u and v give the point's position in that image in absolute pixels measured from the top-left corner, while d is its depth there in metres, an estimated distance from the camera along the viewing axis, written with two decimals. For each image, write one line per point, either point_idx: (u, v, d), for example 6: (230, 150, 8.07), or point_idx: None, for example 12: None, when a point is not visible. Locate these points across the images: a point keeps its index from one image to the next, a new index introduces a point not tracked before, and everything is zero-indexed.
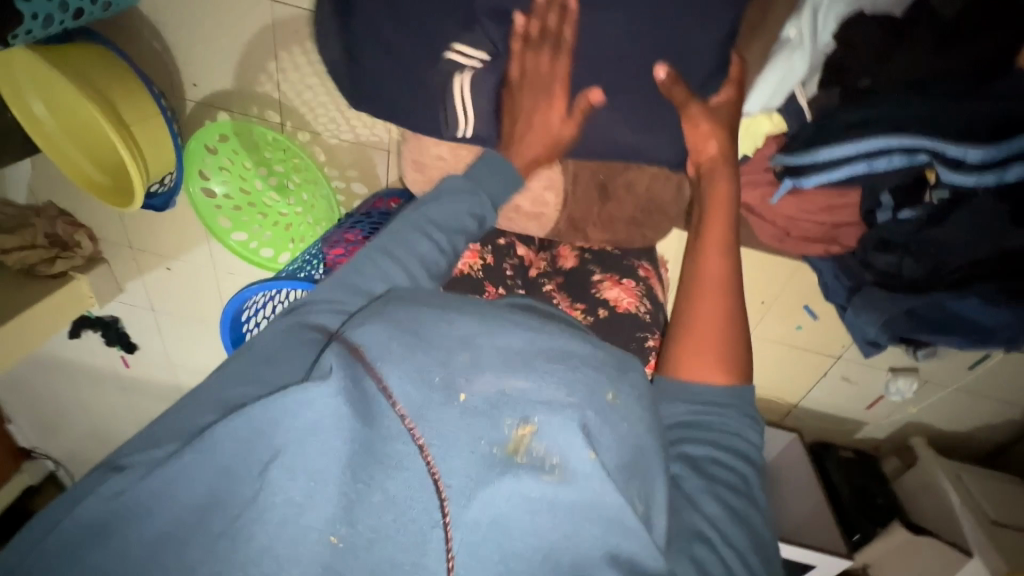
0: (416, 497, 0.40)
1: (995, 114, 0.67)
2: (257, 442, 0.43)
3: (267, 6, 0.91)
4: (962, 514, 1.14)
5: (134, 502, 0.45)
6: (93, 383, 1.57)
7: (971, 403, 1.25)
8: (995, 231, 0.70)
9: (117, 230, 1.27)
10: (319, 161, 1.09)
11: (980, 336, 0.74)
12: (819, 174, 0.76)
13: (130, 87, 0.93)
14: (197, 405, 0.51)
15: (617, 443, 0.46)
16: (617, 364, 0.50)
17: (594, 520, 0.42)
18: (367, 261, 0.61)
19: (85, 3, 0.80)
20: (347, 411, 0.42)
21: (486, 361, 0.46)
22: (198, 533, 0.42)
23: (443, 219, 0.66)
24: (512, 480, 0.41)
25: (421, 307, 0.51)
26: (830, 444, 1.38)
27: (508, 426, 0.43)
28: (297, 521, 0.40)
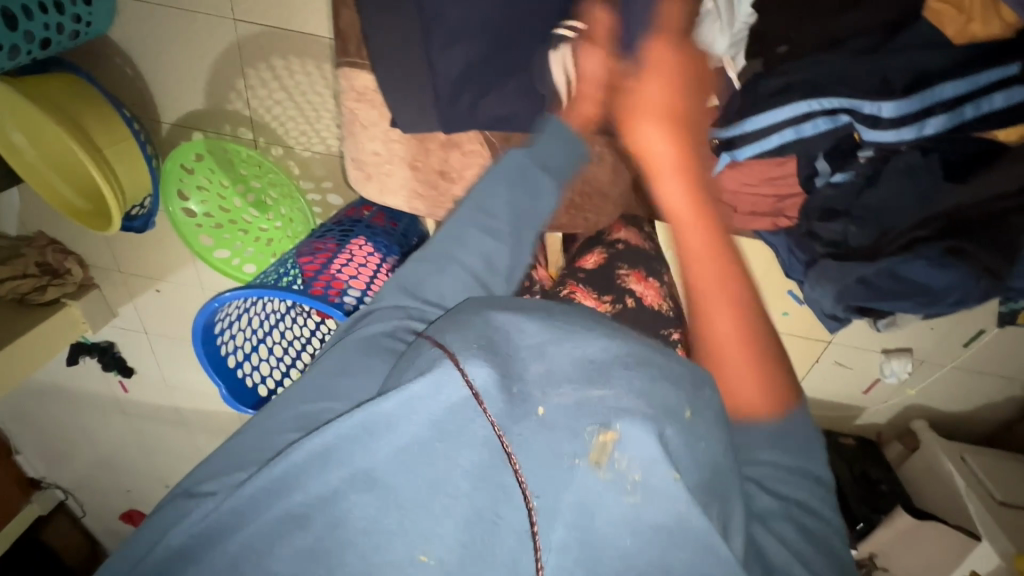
0: (506, 511, 0.37)
1: (910, 66, 0.66)
2: (344, 459, 0.39)
3: (231, 25, 0.94)
4: (969, 495, 1.10)
5: (210, 523, 0.43)
6: (96, 408, 1.59)
7: (972, 381, 1.22)
8: (931, 189, 0.70)
9: (107, 255, 1.29)
10: (294, 174, 1.11)
11: (927, 299, 0.72)
12: (748, 146, 0.74)
13: (103, 113, 0.96)
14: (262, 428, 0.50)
15: (698, 462, 0.39)
16: (692, 376, 0.43)
17: (690, 542, 0.37)
18: (432, 267, 0.56)
19: (51, 32, 0.82)
20: (442, 424, 0.38)
21: (563, 370, 0.40)
22: (274, 551, 0.40)
23: (495, 205, 0.57)
24: (593, 495, 0.37)
25: (490, 307, 0.46)
26: (833, 433, 1.34)
27: (590, 433, 0.37)
28: (387, 541, 0.38)
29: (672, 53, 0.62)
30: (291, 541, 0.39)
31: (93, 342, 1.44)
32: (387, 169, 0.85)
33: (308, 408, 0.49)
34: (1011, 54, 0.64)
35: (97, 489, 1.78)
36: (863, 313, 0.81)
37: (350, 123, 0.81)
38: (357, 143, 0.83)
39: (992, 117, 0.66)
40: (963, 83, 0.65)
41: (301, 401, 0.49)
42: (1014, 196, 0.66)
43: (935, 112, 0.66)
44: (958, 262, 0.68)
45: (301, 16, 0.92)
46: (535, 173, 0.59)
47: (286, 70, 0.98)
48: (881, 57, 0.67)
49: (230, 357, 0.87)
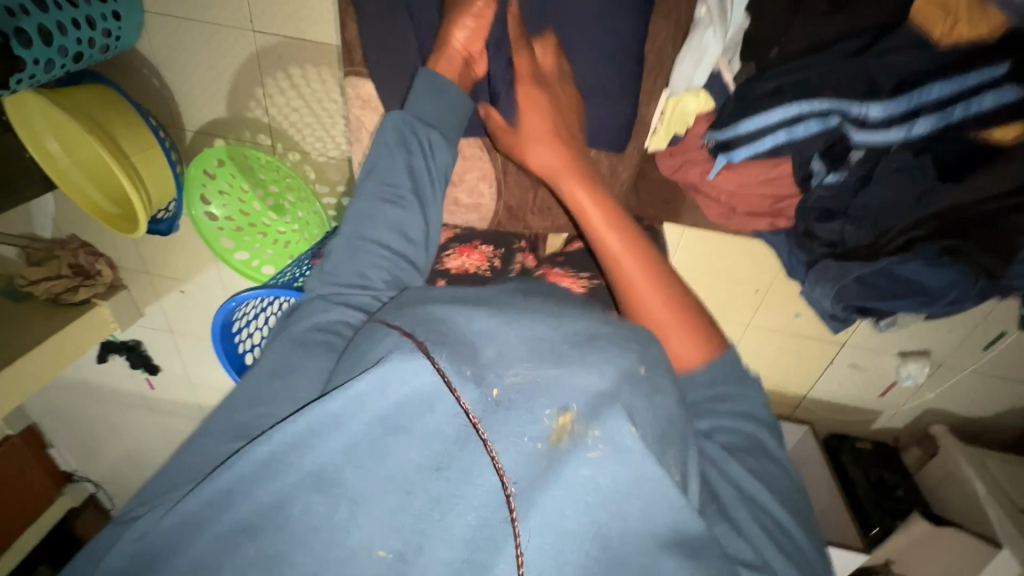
0: (465, 497, 0.36)
1: (897, 70, 0.65)
2: (299, 454, 0.39)
3: (250, 36, 0.98)
4: (988, 501, 1.08)
5: (170, 529, 0.41)
6: (123, 404, 1.65)
7: (993, 385, 1.19)
8: (925, 190, 0.69)
9: (134, 257, 1.35)
10: (310, 179, 1.15)
11: (926, 299, 0.74)
12: (747, 148, 0.74)
13: (131, 121, 1.01)
14: (219, 432, 0.49)
15: (656, 417, 0.42)
16: (639, 338, 0.47)
17: (647, 495, 0.38)
18: (347, 251, 0.59)
19: (83, 46, 0.87)
20: (395, 414, 0.38)
21: (511, 341, 0.42)
22: (241, 549, 0.38)
23: (395, 175, 0.61)
24: (557, 471, 0.37)
25: (438, 295, 0.48)
26: (847, 436, 1.32)
27: (546, 416, 0.38)
28: (342, 537, 0.37)
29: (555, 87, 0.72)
30: (258, 543, 0.38)
31: (121, 340, 1.50)
32: None
33: (257, 411, 0.49)
34: (1000, 52, 0.62)
35: (126, 483, 1.85)
36: (864, 313, 0.83)
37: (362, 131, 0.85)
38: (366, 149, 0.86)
39: (979, 117, 0.64)
40: (949, 85, 0.64)
41: (245, 409, 0.50)
42: (1008, 197, 0.63)
43: (924, 113, 0.65)
44: (953, 262, 0.70)
45: (316, 26, 0.95)
46: (421, 130, 0.64)
47: (302, 78, 1.01)
48: (873, 58, 0.66)
49: (246, 355, 0.91)
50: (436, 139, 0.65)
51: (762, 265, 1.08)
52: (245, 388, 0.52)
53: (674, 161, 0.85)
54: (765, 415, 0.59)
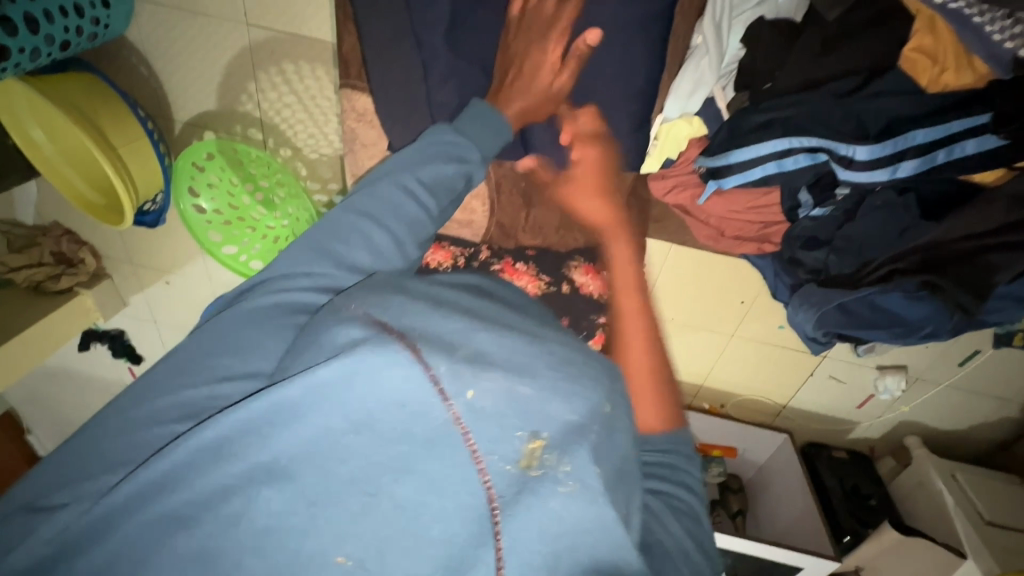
0: (432, 502, 0.35)
1: (885, 112, 0.66)
2: (232, 456, 0.37)
3: (244, 29, 0.96)
4: (957, 513, 1.11)
5: (99, 514, 0.38)
6: (103, 393, 1.63)
7: (966, 400, 1.22)
8: (908, 226, 0.71)
9: (118, 247, 1.32)
10: (301, 176, 1.14)
11: (903, 329, 0.74)
12: (734, 176, 0.75)
13: (116, 109, 0.99)
14: (150, 415, 0.44)
15: (616, 454, 0.41)
16: (610, 373, 0.45)
17: (597, 535, 0.37)
18: (347, 225, 0.52)
19: (71, 35, 0.85)
20: (361, 416, 0.36)
21: (495, 362, 0.38)
22: (175, 540, 0.36)
23: (432, 175, 0.56)
24: (530, 498, 0.35)
25: (402, 289, 0.44)
26: (824, 445, 1.36)
27: (518, 439, 0.36)
28: (300, 537, 0.35)
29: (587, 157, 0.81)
30: (196, 532, 0.36)
31: (103, 329, 1.48)
32: None
33: (210, 390, 0.44)
34: (982, 103, 0.64)
35: None
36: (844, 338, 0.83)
37: (356, 144, 0.85)
38: (364, 158, 0.88)
39: (964, 160, 0.66)
40: (935, 131, 0.65)
41: (177, 388, 0.45)
42: (982, 237, 0.66)
43: (909, 155, 0.66)
44: (932, 296, 0.70)
45: (310, 21, 0.94)
46: (466, 148, 0.59)
47: (295, 73, 1.00)
48: (861, 100, 0.66)
49: None
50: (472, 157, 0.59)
51: (747, 278, 1.10)
52: (176, 357, 0.47)
53: (666, 183, 0.87)
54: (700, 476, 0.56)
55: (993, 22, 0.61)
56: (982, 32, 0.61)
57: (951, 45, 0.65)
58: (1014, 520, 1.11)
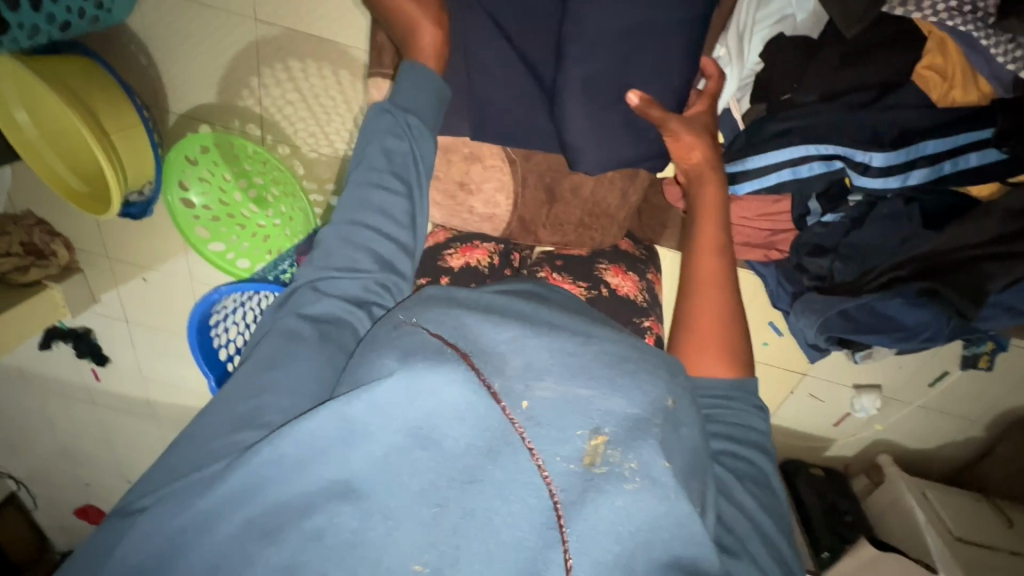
0: (498, 509, 0.35)
1: (901, 123, 0.71)
2: (300, 467, 0.38)
3: (252, 25, 0.96)
4: (930, 529, 1.15)
5: (177, 526, 0.40)
6: (61, 396, 1.53)
7: (935, 419, 1.28)
8: (909, 235, 0.75)
9: (94, 239, 1.26)
10: (298, 174, 1.13)
11: (902, 335, 0.80)
12: (753, 180, 0.78)
13: (113, 95, 0.96)
14: (215, 424, 0.45)
15: (682, 447, 0.41)
16: (668, 365, 0.45)
17: (673, 530, 0.37)
18: (335, 237, 0.54)
19: (73, 16, 0.83)
20: (428, 429, 0.36)
21: (548, 365, 0.39)
22: (263, 553, 0.36)
23: (390, 157, 0.56)
24: (597, 496, 0.35)
25: (449, 300, 0.44)
26: (802, 462, 1.39)
27: (580, 438, 0.37)
28: (378, 547, 0.35)
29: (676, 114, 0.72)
30: (281, 541, 0.36)
31: (68, 326, 1.39)
32: None
33: (258, 398, 0.46)
34: (984, 120, 0.69)
35: (52, 483, 1.69)
36: (846, 346, 0.88)
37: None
38: None
39: (966, 172, 0.71)
40: (944, 141, 0.70)
41: (241, 398, 0.46)
42: (977, 248, 0.70)
43: (919, 165, 0.71)
44: (931, 301, 0.75)
45: (320, 20, 0.94)
46: (407, 116, 0.57)
47: (301, 72, 1.00)
48: (877, 111, 0.71)
49: (223, 351, 0.89)
50: (415, 123, 0.57)
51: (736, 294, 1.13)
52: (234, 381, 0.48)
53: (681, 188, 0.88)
54: (768, 442, 0.57)
55: (998, 46, 0.65)
56: (987, 55, 0.66)
57: (959, 65, 0.69)
58: (981, 536, 1.15)
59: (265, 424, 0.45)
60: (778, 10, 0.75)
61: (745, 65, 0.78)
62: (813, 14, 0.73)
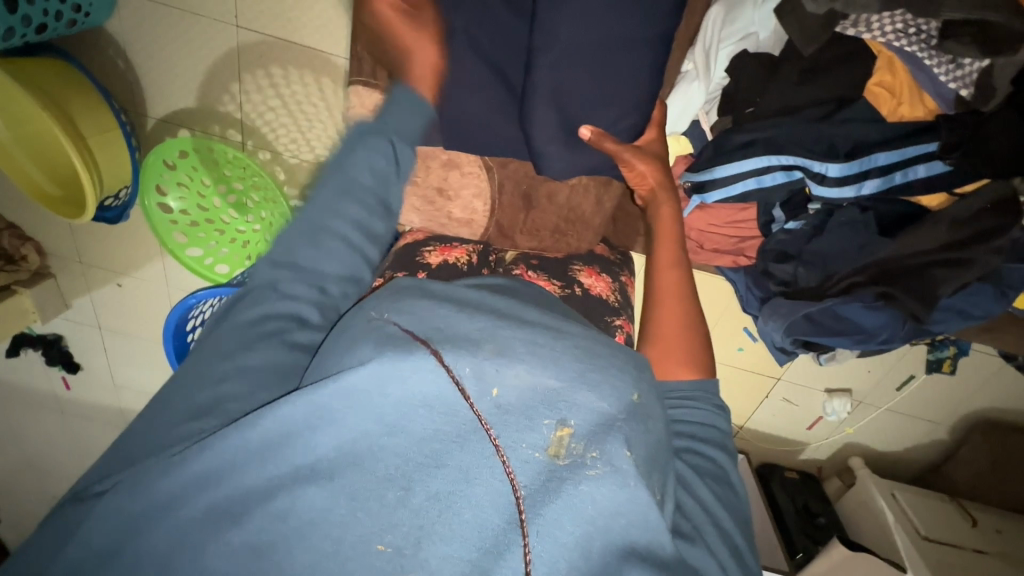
0: (461, 491, 0.36)
1: (853, 136, 0.73)
2: (272, 450, 0.39)
3: (233, 31, 0.96)
4: (898, 529, 1.18)
5: (142, 509, 0.40)
6: (28, 406, 1.48)
7: (903, 422, 1.32)
8: (867, 241, 0.79)
9: (66, 243, 1.24)
10: (279, 180, 1.13)
11: (863, 336, 0.82)
12: (718, 190, 0.81)
13: (90, 99, 0.96)
14: (174, 411, 0.46)
15: (646, 439, 0.43)
16: (636, 362, 0.46)
17: (631, 517, 0.39)
18: (299, 238, 0.54)
19: (48, 18, 0.83)
20: (395, 417, 0.38)
21: (519, 356, 0.40)
22: (226, 534, 0.37)
23: (364, 173, 0.56)
24: (559, 486, 0.37)
25: (423, 292, 0.46)
26: (777, 466, 1.43)
27: (546, 427, 0.38)
28: (340, 528, 0.36)
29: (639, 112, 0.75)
30: (244, 524, 0.37)
31: (38, 333, 1.36)
32: None
33: (217, 389, 0.46)
34: (931, 132, 0.72)
35: (17, 496, 1.63)
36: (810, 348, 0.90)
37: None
38: None
39: (916, 183, 0.75)
40: (894, 154, 0.73)
41: (208, 386, 0.46)
42: (932, 253, 0.74)
43: (872, 175, 0.75)
44: (888, 305, 0.78)
45: (302, 27, 0.95)
46: (396, 143, 0.58)
47: (282, 78, 1.00)
48: (832, 125, 0.74)
49: None
50: (401, 150, 0.59)
51: (712, 300, 1.16)
52: (190, 371, 0.49)
53: None
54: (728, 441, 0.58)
55: (940, 66, 0.69)
56: (930, 74, 0.70)
57: (906, 82, 0.73)
58: (947, 535, 1.18)
59: (224, 412, 0.45)
60: (742, 28, 0.77)
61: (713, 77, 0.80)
62: (775, 33, 0.76)
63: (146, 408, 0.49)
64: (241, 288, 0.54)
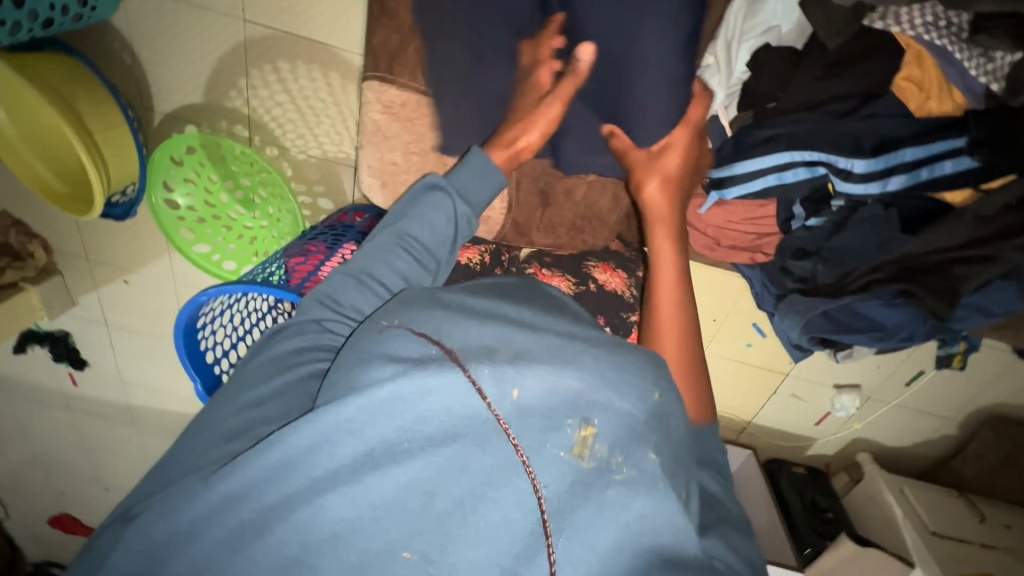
0: (487, 497, 0.36)
1: (878, 131, 0.73)
2: (298, 462, 0.40)
3: (240, 25, 0.95)
4: (906, 525, 1.18)
5: (184, 524, 0.42)
6: (35, 402, 1.48)
7: (912, 418, 1.32)
8: (887, 238, 0.78)
9: (74, 239, 1.23)
10: (286, 176, 1.11)
11: (881, 333, 0.83)
12: (738, 187, 0.82)
13: (96, 94, 0.95)
14: (211, 431, 0.52)
15: (670, 438, 0.42)
16: (654, 358, 0.46)
17: (659, 520, 0.38)
18: (350, 281, 0.60)
19: (55, 13, 0.82)
20: (414, 423, 0.38)
21: (540, 358, 0.40)
22: (253, 548, 0.39)
23: (421, 231, 0.64)
24: (584, 491, 0.37)
25: (439, 299, 0.47)
26: (784, 460, 1.42)
27: (570, 427, 0.38)
28: (367, 536, 0.37)
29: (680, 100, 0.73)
30: (272, 536, 0.39)
31: (45, 330, 1.36)
32: (402, 179, 0.94)
33: (249, 412, 0.51)
34: (958, 128, 0.71)
35: (25, 492, 1.63)
36: (829, 346, 0.91)
37: (377, 134, 0.89)
38: (376, 153, 0.91)
39: (942, 180, 0.73)
40: (920, 150, 0.72)
41: (240, 412, 0.51)
42: (954, 250, 0.72)
43: (897, 171, 0.73)
44: (907, 302, 0.78)
45: (311, 22, 0.94)
46: (457, 203, 0.66)
47: (290, 73, 0.99)
48: (857, 120, 0.73)
49: (209, 354, 0.87)
50: (461, 211, 0.66)
51: (722, 295, 1.16)
52: (225, 393, 0.54)
53: None
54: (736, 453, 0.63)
55: (970, 59, 0.65)
56: (960, 67, 0.67)
57: (934, 76, 0.71)
58: (956, 531, 1.18)
59: (254, 435, 0.49)
60: (765, 21, 0.74)
61: (734, 71, 0.77)
62: (798, 25, 0.74)
63: (189, 426, 0.55)
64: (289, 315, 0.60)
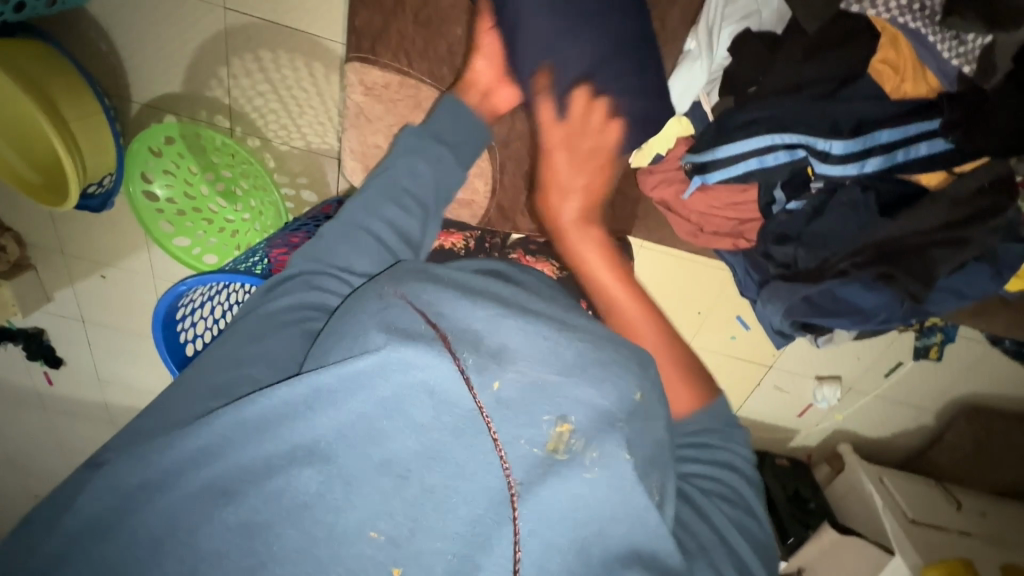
0: (455, 485, 0.37)
1: (856, 113, 0.74)
2: (274, 431, 0.39)
3: (220, 13, 0.94)
4: (886, 516, 1.20)
5: (148, 477, 0.41)
6: (7, 402, 1.43)
7: (891, 408, 1.34)
8: (868, 221, 0.79)
9: (49, 233, 1.21)
10: (268, 167, 1.10)
11: (861, 317, 0.83)
12: (720, 171, 0.81)
13: (72, 83, 0.93)
14: (196, 390, 0.50)
15: (646, 440, 0.44)
16: (639, 361, 0.48)
17: (629, 523, 0.40)
18: (341, 237, 0.58)
19: None
20: (395, 400, 0.37)
21: (523, 349, 0.42)
22: (221, 513, 0.38)
23: (407, 179, 0.62)
24: (554, 482, 0.37)
25: (430, 275, 0.47)
26: (769, 453, 1.44)
27: (547, 423, 0.39)
28: (336, 512, 0.37)
29: (550, 99, 0.74)
30: (239, 503, 0.38)
31: (19, 326, 1.32)
32: None
33: (242, 371, 0.50)
34: (932, 110, 0.73)
35: None
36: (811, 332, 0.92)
37: (359, 118, 0.90)
38: (360, 136, 0.92)
39: (920, 160, 0.75)
40: (896, 132, 0.74)
41: (219, 371, 0.50)
42: (927, 233, 0.76)
43: (875, 153, 0.75)
44: (887, 285, 0.79)
45: (294, 10, 0.93)
46: (437, 147, 0.63)
47: (272, 62, 0.98)
48: (836, 103, 0.74)
49: (189, 346, 0.86)
50: (445, 155, 0.63)
51: (706, 287, 1.17)
52: (222, 344, 0.53)
53: (655, 178, 0.90)
54: (735, 458, 0.64)
55: (943, 41, 0.72)
56: (934, 50, 0.72)
57: (909, 60, 0.74)
58: (934, 519, 1.20)
59: (232, 395, 0.48)
60: (744, 8, 0.78)
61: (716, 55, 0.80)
62: (777, 11, 0.78)
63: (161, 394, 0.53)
64: (285, 272, 0.59)
